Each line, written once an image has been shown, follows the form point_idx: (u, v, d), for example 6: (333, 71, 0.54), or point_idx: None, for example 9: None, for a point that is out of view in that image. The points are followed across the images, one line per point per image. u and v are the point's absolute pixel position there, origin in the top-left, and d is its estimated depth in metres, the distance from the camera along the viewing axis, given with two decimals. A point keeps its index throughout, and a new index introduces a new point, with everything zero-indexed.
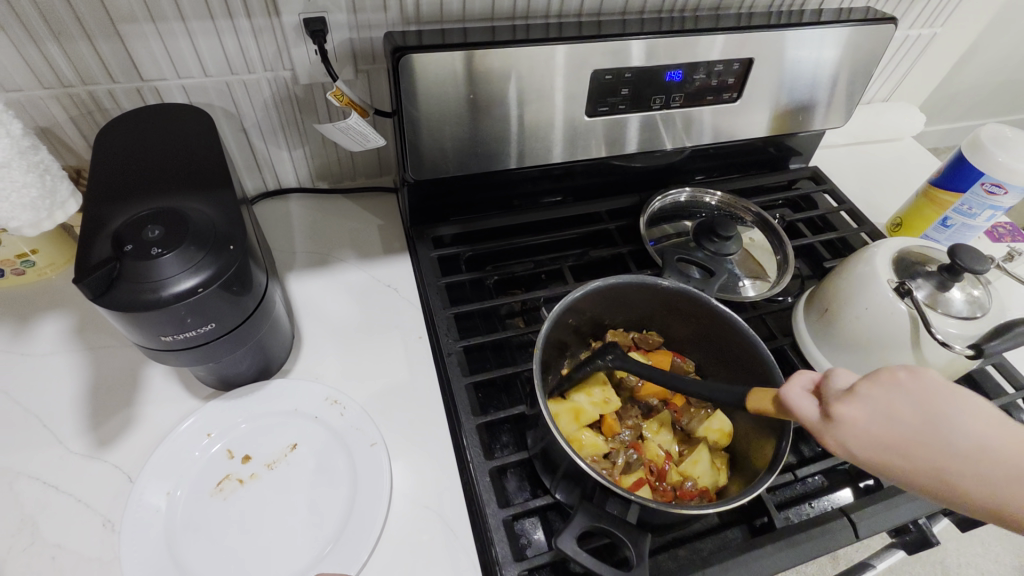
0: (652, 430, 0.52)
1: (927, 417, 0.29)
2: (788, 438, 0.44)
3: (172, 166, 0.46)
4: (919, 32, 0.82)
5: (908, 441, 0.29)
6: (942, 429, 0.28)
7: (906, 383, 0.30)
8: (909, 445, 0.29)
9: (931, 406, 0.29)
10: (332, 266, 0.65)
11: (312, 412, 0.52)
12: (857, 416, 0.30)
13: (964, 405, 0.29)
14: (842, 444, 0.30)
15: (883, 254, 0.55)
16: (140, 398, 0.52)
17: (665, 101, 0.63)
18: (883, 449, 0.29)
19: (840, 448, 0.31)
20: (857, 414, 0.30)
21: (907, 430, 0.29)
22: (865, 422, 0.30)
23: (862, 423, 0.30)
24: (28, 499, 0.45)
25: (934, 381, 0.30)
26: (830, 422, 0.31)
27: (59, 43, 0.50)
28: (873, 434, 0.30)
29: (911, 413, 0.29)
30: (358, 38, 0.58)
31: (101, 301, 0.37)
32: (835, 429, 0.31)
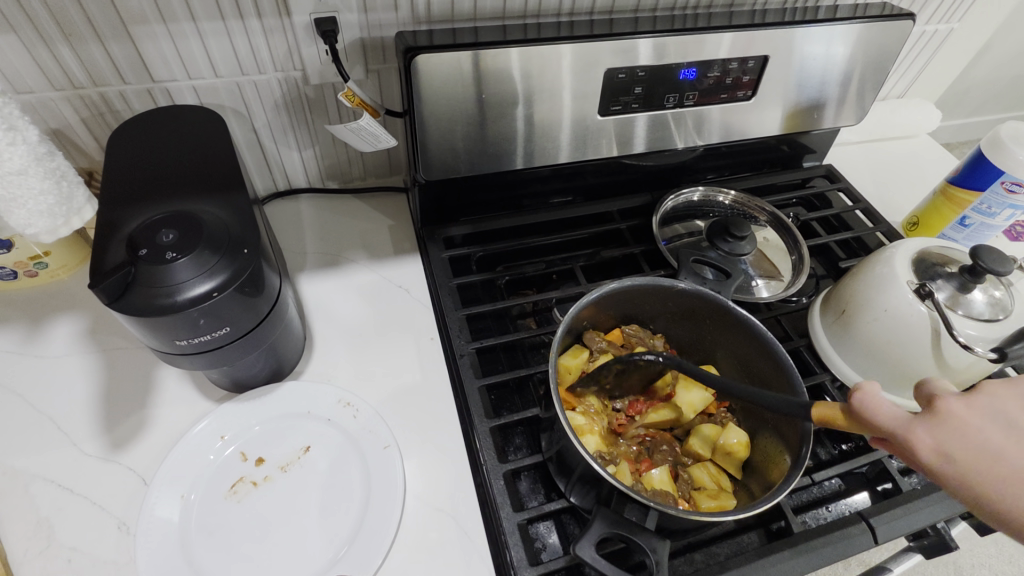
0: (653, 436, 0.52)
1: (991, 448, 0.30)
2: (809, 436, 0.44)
3: (184, 168, 0.46)
4: (935, 28, 0.81)
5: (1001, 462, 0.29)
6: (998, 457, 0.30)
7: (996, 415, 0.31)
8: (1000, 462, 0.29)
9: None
10: (342, 266, 0.65)
11: (324, 415, 0.51)
12: (976, 421, 0.31)
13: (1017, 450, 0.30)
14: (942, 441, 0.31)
15: (902, 255, 0.54)
16: (153, 400, 0.52)
17: (678, 100, 0.62)
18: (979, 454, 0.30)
19: (933, 445, 0.31)
20: (968, 417, 0.31)
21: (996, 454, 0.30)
22: (975, 429, 0.30)
23: (974, 427, 0.30)
24: (43, 502, 0.46)
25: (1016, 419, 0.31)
26: (937, 416, 0.31)
27: (71, 44, 0.50)
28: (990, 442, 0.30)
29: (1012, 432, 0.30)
30: (368, 38, 0.57)
31: (116, 305, 0.37)
32: (932, 427, 0.31)
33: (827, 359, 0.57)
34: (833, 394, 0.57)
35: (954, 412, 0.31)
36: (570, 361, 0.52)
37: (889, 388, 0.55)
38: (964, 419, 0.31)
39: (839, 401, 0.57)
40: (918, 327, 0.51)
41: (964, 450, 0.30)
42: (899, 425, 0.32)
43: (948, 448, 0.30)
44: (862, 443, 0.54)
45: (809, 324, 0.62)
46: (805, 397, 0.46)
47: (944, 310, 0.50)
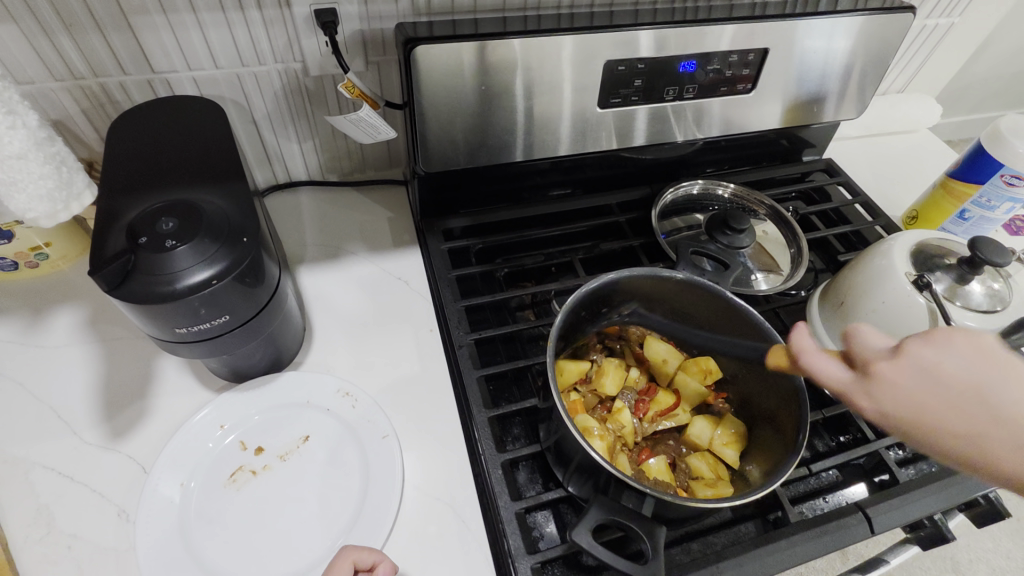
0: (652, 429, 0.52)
1: (970, 384, 0.31)
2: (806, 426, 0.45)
3: (184, 157, 0.46)
4: (936, 22, 0.81)
5: (950, 403, 0.31)
6: (982, 395, 0.31)
7: (954, 346, 0.32)
8: (955, 408, 0.31)
9: (987, 369, 0.31)
10: (342, 258, 0.65)
11: (324, 405, 0.52)
12: (905, 377, 0.32)
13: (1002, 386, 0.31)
14: (882, 400, 0.32)
15: (901, 247, 0.54)
16: (153, 389, 0.52)
17: (678, 93, 0.62)
18: (919, 411, 0.31)
19: (872, 407, 0.32)
20: (900, 376, 0.32)
21: (949, 394, 0.31)
22: (907, 389, 0.32)
23: (906, 384, 0.32)
24: (43, 489, 0.46)
25: (975, 347, 0.32)
26: (890, 364, 0.32)
27: (71, 35, 0.50)
28: (910, 395, 0.31)
29: (961, 378, 0.31)
30: (368, 30, 0.57)
31: (116, 292, 0.37)
32: (871, 390, 0.32)
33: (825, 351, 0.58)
34: None
35: (891, 367, 0.32)
36: (569, 367, 0.52)
37: None
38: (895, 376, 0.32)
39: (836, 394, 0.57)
40: (916, 318, 0.51)
41: (903, 404, 0.32)
42: (845, 385, 0.34)
43: (887, 406, 0.32)
44: (859, 434, 0.54)
45: (807, 316, 0.62)
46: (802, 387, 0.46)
47: (943, 301, 0.50)
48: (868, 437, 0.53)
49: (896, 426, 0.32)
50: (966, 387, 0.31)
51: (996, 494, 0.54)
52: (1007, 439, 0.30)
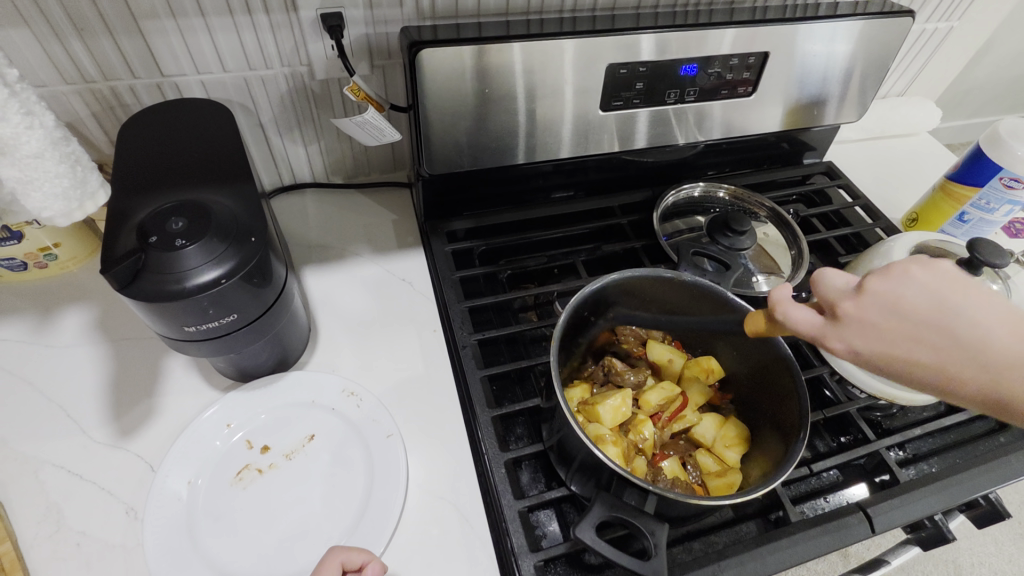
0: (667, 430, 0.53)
1: (933, 308, 0.33)
2: (807, 423, 0.45)
3: (193, 159, 0.47)
4: (936, 26, 0.81)
5: (917, 324, 0.33)
6: (943, 317, 0.33)
7: (913, 279, 0.34)
8: (918, 330, 0.33)
9: (947, 295, 0.33)
10: (347, 259, 0.65)
11: (329, 404, 0.52)
12: (871, 314, 0.34)
13: (971, 304, 0.33)
14: (853, 344, 0.34)
15: (900, 249, 0.55)
16: (161, 388, 0.53)
17: (680, 96, 0.63)
18: (900, 311, 0.33)
19: (847, 348, 0.34)
20: (864, 313, 0.34)
21: (917, 322, 0.33)
22: (876, 314, 0.34)
23: (872, 320, 0.34)
24: (52, 487, 0.46)
25: (939, 279, 0.34)
26: (842, 327, 0.34)
27: (82, 39, 0.51)
28: (879, 329, 0.34)
29: (892, 316, 0.33)
30: (373, 34, 0.58)
31: (126, 290, 0.38)
32: (843, 334, 0.34)
33: (824, 353, 0.58)
34: (832, 388, 0.58)
35: (849, 329, 0.34)
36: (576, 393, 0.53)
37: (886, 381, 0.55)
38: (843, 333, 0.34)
39: (837, 394, 0.57)
40: None
41: (873, 344, 0.34)
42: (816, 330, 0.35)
43: (858, 349, 0.34)
44: (860, 435, 0.55)
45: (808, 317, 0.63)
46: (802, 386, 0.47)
47: None
48: (869, 437, 0.54)
49: (877, 361, 0.34)
50: (924, 311, 0.33)
51: (996, 495, 0.54)
52: (1018, 373, 0.32)
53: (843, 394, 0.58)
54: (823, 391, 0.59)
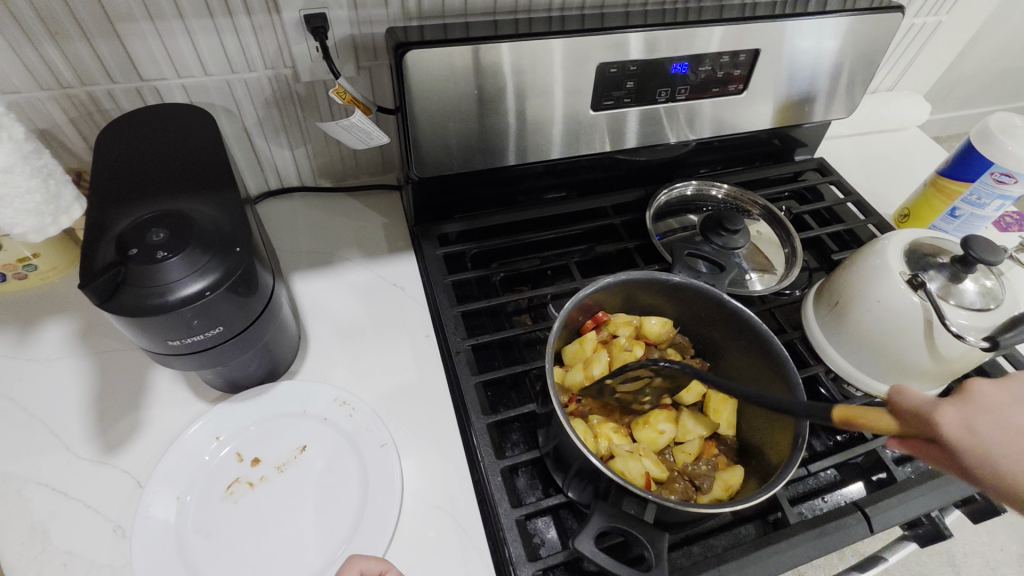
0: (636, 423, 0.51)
1: None
2: (805, 430, 0.44)
3: (174, 167, 0.46)
4: (924, 21, 0.81)
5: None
6: None
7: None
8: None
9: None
10: (336, 265, 0.64)
11: (321, 414, 0.51)
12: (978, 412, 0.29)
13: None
14: (971, 422, 0.29)
15: (894, 246, 0.54)
16: (147, 401, 0.51)
17: (670, 94, 0.62)
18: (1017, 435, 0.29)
19: (960, 425, 0.29)
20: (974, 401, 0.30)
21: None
22: (988, 428, 0.29)
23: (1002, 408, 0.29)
24: (36, 506, 0.45)
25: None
26: (960, 405, 0.30)
27: (57, 44, 0.49)
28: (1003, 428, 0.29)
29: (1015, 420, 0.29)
30: (359, 34, 0.57)
31: (107, 305, 0.37)
32: (960, 407, 0.30)
33: (821, 351, 0.58)
34: (827, 386, 0.58)
35: (957, 415, 0.29)
36: (575, 347, 0.52)
37: (881, 378, 0.55)
38: (965, 420, 0.29)
39: (832, 393, 0.57)
40: (911, 317, 0.51)
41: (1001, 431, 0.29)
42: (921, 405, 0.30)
43: (976, 424, 0.29)
44: (856, 434, 0.55)
45: (802, 316, 0.62)
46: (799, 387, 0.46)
47: (936, 300, 0.50)
48: (865, 435, 0.54)
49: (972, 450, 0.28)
50: None
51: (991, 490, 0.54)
52: None
53: (839, 394, 0.58)
54: (818, 390, 0.59)
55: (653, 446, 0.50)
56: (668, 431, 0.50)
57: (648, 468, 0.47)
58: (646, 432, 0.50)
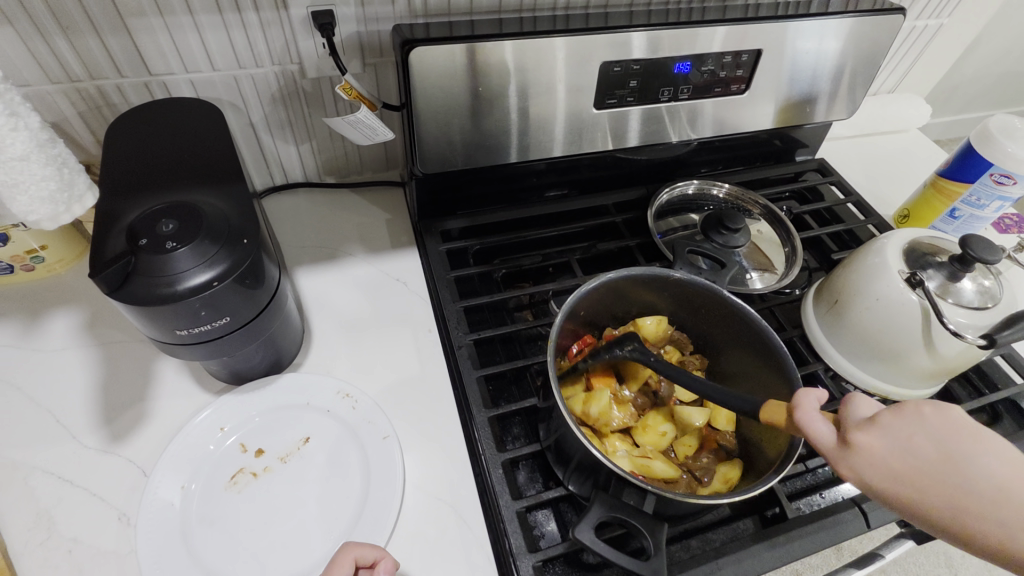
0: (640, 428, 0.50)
1: (946, 454, 0.27)
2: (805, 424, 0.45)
3: (182, 160, 0.46)
4: (926, 23, 0.82)
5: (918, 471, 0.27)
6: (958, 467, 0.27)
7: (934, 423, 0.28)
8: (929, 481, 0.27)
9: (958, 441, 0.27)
10: (340, 260, 0.65)
11: (324, 406, 0.52)
12: (879, 445, 0.28)
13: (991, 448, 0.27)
14: (855, 471, 0.29)
15: (893, 245, 0.55)
16: (152, 392, 0.52)
17: (673, 94, 0.63)
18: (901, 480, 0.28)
19: (854, 476, 0.29)
20: (874, 444, 0.29)
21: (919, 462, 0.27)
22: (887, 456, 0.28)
23: (881, 451, 0.28)
24: (43, 494, 0.46)
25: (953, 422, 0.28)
26: (851, 455, 0.29)
27: (67, 38, 0.50)
28: (887, 464, 0.28)
29: (932, 449, 0.27)
30: (365, 32, 0.57)
31: (117, 294, 0.37)
32: (848, 457, 0.29)
33: (820, 348, 0.59)
34: (826, 384, 0.58)
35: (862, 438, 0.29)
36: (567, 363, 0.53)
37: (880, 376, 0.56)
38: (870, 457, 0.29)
39: (832, 390, 0.58)
40: (909, 315, 0.52)
41: (900, 466, 0.28)
42: (827, 450, 0.31)
43: (889, 455, 0.28)
44: None
45: (802, 315, 0.63)
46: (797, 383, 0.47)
47: (935, 299, 0.51)
48: None
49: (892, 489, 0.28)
50: (923, 476, 0.27)
51: None
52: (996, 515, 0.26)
53: (838, 390, 0.58)
54: (817, 387, 0.59)
55: (658, 447, 0.50)
56: (670, 432, 0.50)
57: (659, 472, 0.47)
58: (649, 434, 0.50)
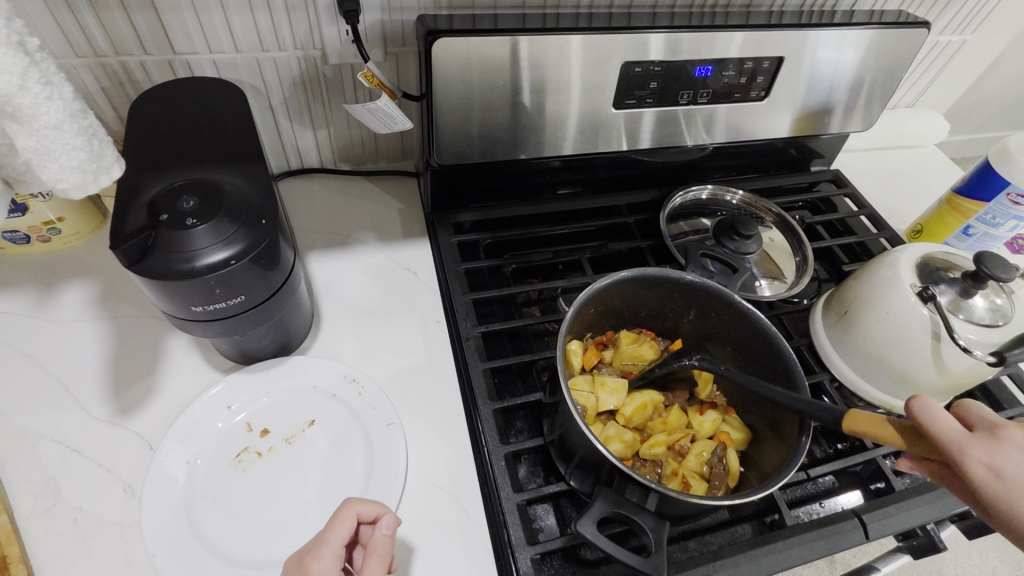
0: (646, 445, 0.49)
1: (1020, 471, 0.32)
2: (803, 448, 0.44)
3: (202, 138, 0.47)
4: (949, 38, 0.81)
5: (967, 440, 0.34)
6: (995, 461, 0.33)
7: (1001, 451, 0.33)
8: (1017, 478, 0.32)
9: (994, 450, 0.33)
10: (352, 246, 0.65)
11: (330, 390, 0.52)
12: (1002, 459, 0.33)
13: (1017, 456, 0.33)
14: (995, 460, 0.33)
15: (906, 259, 0.55)
16: (162, 367, 0.53)
17: (692, 97, 0.63)
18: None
19: (986, 464, 0.33)
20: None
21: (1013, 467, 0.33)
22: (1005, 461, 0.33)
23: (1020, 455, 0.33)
24: (50, 462, 0.46)
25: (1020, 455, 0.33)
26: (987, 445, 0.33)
27: (95, 12, 0.50)
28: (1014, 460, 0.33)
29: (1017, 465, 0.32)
30: (389, 21, 0.58)
31: (136, 267, 0.38)
32: (988, 448, 0.33)
33: (826, 358, 0.59)
34: (830, 394, 0.58)
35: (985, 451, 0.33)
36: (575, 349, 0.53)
37: (886, 389, 0.56)
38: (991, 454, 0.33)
39: (835, 400, 0.58)
40: (919, 329, 0.51)
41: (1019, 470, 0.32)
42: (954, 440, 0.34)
43: (999, 465, 0.33)
44: (857, 442, 0.55)
45: (810, 326, 0.63)
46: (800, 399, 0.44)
47: (946, 314, 0.50)
48: (866, 444, 0.54)
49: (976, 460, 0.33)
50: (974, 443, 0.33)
51: None
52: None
53: (842, 402, 0.58)
54: (820, 398, 0.59)
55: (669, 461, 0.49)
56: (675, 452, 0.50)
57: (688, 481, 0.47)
58: (652, 449, 0.49)
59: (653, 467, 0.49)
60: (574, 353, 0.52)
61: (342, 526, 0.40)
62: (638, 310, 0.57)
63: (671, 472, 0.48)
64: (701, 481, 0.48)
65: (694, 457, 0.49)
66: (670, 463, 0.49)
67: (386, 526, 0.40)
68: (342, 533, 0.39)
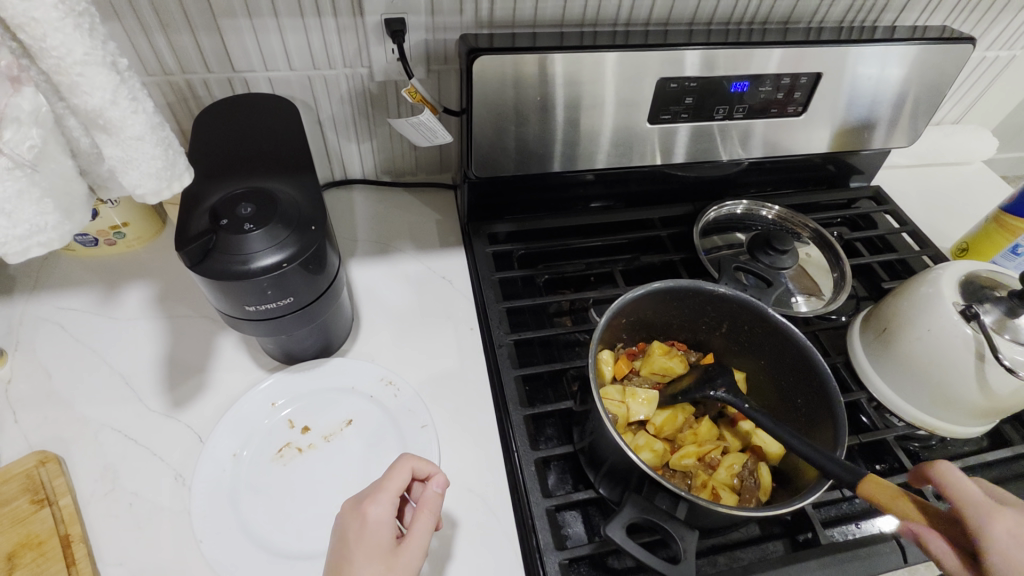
0: (676, 457, 0.50)
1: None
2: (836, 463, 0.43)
3: (259, 150, 0.50)
4: (997, 53, 0.79)
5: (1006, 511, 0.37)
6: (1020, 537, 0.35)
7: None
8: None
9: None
10: (391, 254, 0.68)
11: (368, 391, 0.54)
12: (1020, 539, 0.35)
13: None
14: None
15: (949, 277, 0.54)
16: (213, 364, 0.56)
17: (727, 112, 0.63)
18: None
19: None
20: None
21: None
22: None
23: None
24: (110, 449, 0.49)
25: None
26: None
27: (166, 34, 0.54)
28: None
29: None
30: (432, 40, 0.60)
31: (197, 267, 0.41)
32: None
33: (863, 376, 0.58)
34: (868, 414, 0.58)
35: None
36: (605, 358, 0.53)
37: (928, 410, 0.54)
38: None
39: (874, 421, 0.57)
40: (962, 349, 0.50)
41: None
42: None
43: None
44: (896, 463, 0.54)
45: (848, 344, 0.62)
46: (829, 462, 0.41)
47: (991, 333, 0.49)
48: (905, 466, 0.53)
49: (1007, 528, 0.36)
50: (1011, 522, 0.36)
51: None
52: None
53: (881, 422, 0.57)
54: (859, 417, 0.58)
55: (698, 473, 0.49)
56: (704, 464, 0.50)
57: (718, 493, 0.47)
58: (682, 461, 0.49)
59: (683, 478, 0.50)
60: (604, 362, 0.53)
61: (399, 477, 0.42)
62: (668, 322, 0.57)
63: (700, 483, 0.48)
64: (731, 494, 0.48)
65: (724, 470, 0.49)
66: (700, 475, 0.49)
67: (437, 484, 0.43)
68: (398, 483, 0.42)
